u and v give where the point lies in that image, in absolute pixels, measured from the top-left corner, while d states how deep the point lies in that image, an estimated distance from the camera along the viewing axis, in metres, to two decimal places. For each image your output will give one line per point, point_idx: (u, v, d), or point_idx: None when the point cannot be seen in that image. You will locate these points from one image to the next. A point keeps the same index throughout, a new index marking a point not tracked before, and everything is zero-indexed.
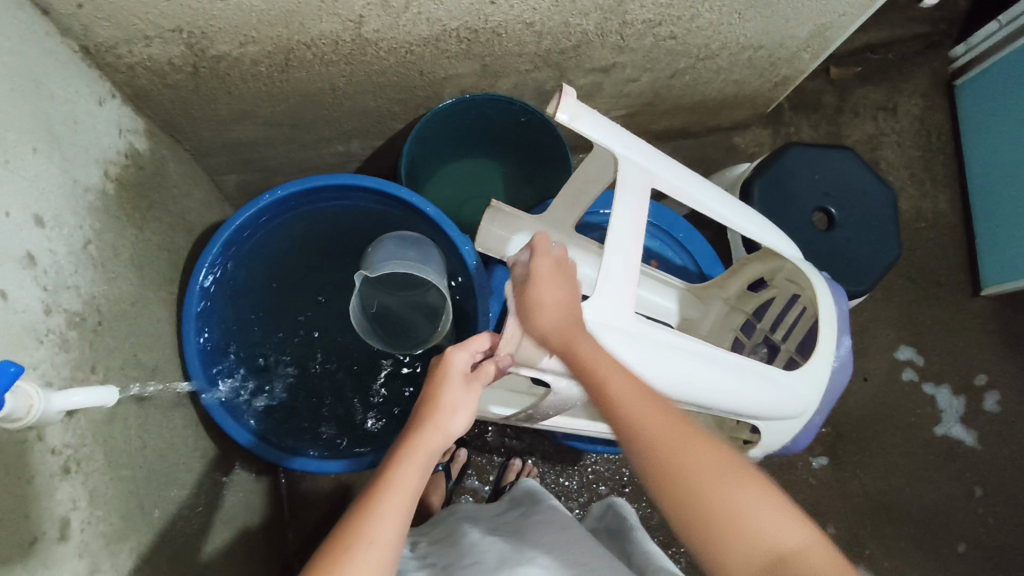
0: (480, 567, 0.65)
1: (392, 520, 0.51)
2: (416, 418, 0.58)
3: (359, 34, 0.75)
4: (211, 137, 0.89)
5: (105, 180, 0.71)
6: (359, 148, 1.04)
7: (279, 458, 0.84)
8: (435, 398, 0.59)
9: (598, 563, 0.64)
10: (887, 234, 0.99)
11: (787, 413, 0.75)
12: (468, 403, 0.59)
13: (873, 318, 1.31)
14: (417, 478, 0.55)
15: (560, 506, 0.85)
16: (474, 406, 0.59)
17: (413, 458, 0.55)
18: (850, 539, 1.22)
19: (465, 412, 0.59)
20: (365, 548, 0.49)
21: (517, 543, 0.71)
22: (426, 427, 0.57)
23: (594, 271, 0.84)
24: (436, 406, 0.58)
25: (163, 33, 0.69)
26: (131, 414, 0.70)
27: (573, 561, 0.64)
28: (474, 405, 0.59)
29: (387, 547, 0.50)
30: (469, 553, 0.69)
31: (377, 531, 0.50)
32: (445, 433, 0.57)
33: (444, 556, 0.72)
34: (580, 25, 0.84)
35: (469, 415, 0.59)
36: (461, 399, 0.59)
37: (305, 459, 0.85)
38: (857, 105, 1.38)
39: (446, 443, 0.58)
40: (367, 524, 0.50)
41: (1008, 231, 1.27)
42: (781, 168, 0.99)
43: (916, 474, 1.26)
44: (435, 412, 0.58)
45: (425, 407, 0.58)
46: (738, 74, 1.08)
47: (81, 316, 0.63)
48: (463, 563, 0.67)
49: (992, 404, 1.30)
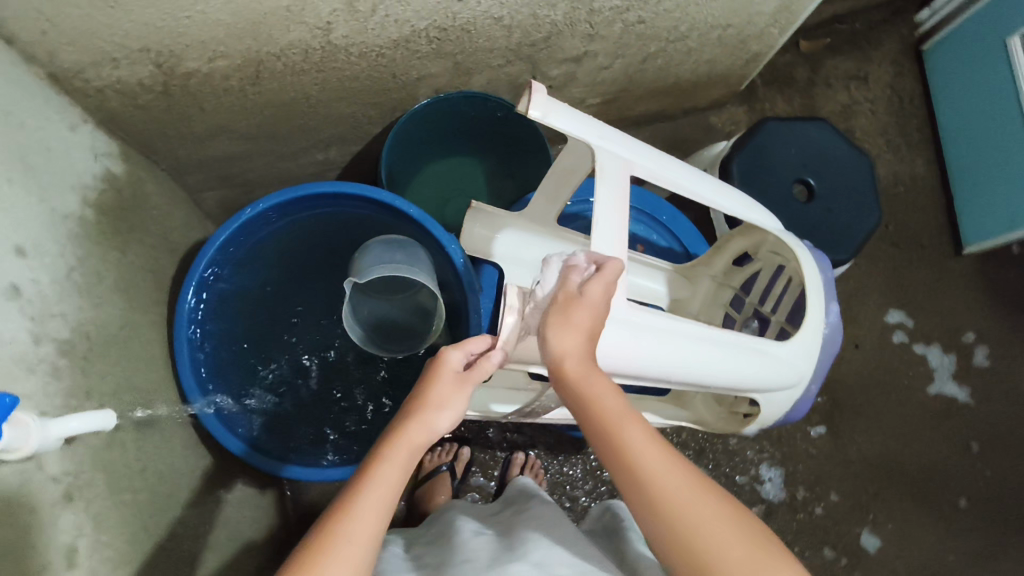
0: (471, 565, 0.65)
1: (371, 519, 0.51)
2: (405, 411, 0.56)
3: (328, 41, 0.75)
4: (187, 155, 0.89)
5: (84, 206, 0.70)
6: (338, 155, 1.04)
7: (276, 467, 0.84)
8: (424, 394, 0.57)
9: (586, 563, 0.65)
10: (866, 201, 1.01)
11: (783, 383, 0.75)
12: (458, 404, 0.57)
13: (860, 285, 1.32)
14: (398, 474, 0.54)
15: (551, 502, 0.86)
16: (461, 407, 0.57)
17: (396, 455, 0.54)
18: (853, 504, 1.24)
19: (453, 411, 0.57)
20: (339, 549, 0.49)
21: (508, 540, 0.72)
22: (413, 423, 0.55)
23: None
24: (424, 402, 0.56)
25: (130, 54, 0.68)
26: (129, 438, 0.70)
27: (562, 560, 0.64)
28: (462, 403, 0.58)
29: (363, 547, 0.50)
30: (460, 551, 0.70)
31: (352, 532, 0.50)
32: (431, 429, 0.56)
33: (436, 554, 0.73)
34: (549, 16, 0.84)
35: (457, 415, 0.57)
36: (448, 398, 0.57)
37: (301, 468, 0.85)
38: (828, 76, 1.40)
39: (431, 437, 0.56)
40: (342, 523, 0.50)
41: (984, 189, 1.29)
42: (757, 145, 1.00)
43: (914, 434, 1.28)
44: (421, 409, 0.56)
45: (414, 400, 0.57)
46: (709, 53, 1.09)
47: (70, 344, 0.62)
48: (454, 561, 0.68)
49: (983, 358, 1.32)
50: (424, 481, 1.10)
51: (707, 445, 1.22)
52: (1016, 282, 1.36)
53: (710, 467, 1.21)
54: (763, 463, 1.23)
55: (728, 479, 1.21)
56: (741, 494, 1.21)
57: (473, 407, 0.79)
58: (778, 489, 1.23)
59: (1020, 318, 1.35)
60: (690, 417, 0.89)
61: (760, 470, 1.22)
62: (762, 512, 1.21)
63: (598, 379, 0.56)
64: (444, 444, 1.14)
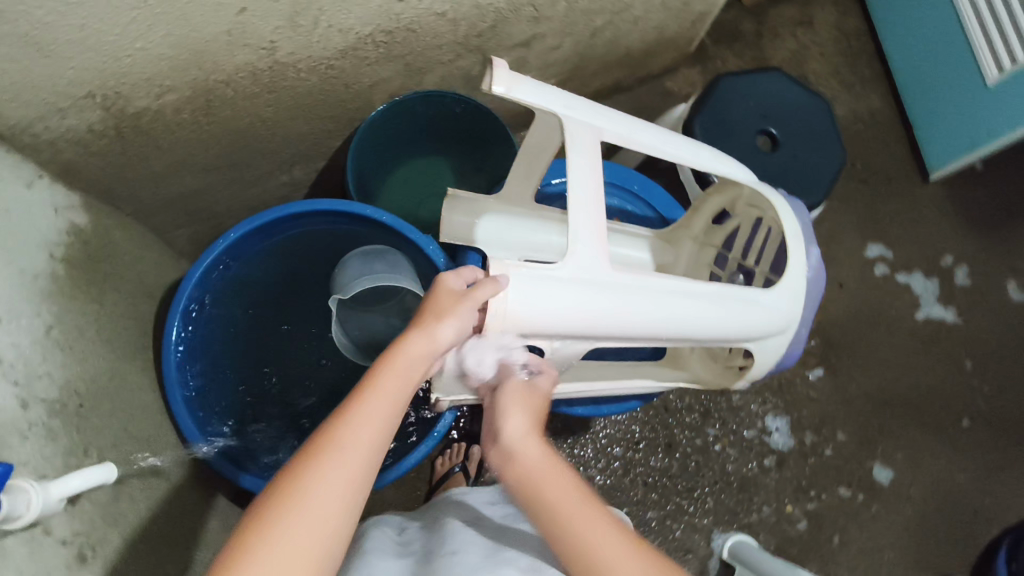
0: (460, 560, 0.65)
1: (370, 429, 0.50)
2: (406, 328, 0.57)
3: (275, 60, 0.74)
4: (150, 196, 0.87)
5: (53, 263, 0.68)
6: (303, 174, 1.03)
7: (232, 473, 0.79)
8: (426, 311, 0.58)
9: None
10: (829, 141, 1.02)
11: (773, 330, 0.76)
12: (462, 321, 0.57)
13: (835, 226, 1.34)
14: (396, 386, 0.53)
15: None
16: (463, 314, 0.57)
17: (396, 368, 0.54)
18: (860, 441, 1.26)
19: (456, 322, 0.57)
20: (338, 453, 0.48)
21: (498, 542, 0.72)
22: (415, 332, 0.56)
23: (562, 239, 0.85)
24: (427, 315, 0.57)
25: (76, 102, 0.66)
26: (135, 489, 0.69)
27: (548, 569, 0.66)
28: (468, 319, 0.57)
29: (360, 457, 0.48)
30: (450, 543, 0.70)
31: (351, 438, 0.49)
32: (432, 342, 0.56)
33: (429, 545, 0.73)
34: (491, 4, 0.84)
35: (460, 325, 0.57)
36: (449, 307, 0.57)
37: (255, 477, 0.79)
38: (774, 26, 1.41)
39: (432, 354, 0.56)
40: (342, 428, 0.49)
41: (940, 114, 1.32)
42: (716, 102, 1.00)
43: (909, 362, 1.30)
44: (424, 320, 0.57)
45: (416, 320, 0.58)
46: (655, 19, 1.10)
47: (61, 403, 0.61)
48: (442, 552, 0.68)
49: (963, 278, 1.35)
50: (438, 486, 1.09)
51: (711, 406, 1.23)
52: (984, 200, 1.39)
53: (718, 426, 1.23)
54: (768, 414, 1.25)
55: (737, 435, 1.23)
56: (751, 447, 1.23)
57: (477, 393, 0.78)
58: (785, 437, 1.24)
59: (993, 234, 1.37)
60: (689, 378, 0.89)
61: (765, 421, 1.24)
62: (774, 462, 1.23)
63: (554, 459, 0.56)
64: (454, 446, 1.14)
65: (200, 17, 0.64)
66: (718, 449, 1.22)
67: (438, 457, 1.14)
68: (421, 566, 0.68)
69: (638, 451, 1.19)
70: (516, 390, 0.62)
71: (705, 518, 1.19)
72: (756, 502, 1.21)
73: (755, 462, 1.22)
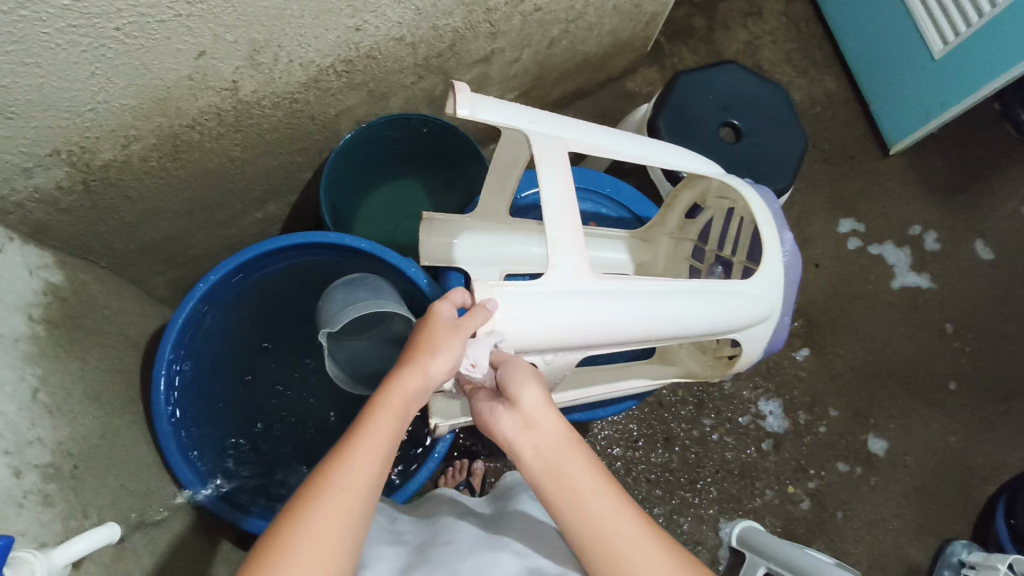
0: (453, 546, 0.66)
1: (367, 464, 0.50)
2: (400, 360, 0.56)
3: (238, 100, 0.75)
4: (124, 247, 0.86)
5: (33, 324, 0.67)
6: (277, 210, 1.03)
7: (235, 518, 0.79)
8: (420, 340, 0.57)
9: (568, 557, 0.67)
10: (790, 127, 1.04)
11: (757, 317, 0.77)
12: (455, 350, 0.56)
13: (804, 207, 1.37)
14: (393, 422, 0.53)
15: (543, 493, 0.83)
16: (457, 349, 0.56)
17: (390, 402, 0.54)
18: (853, 414, 1.28)
19: (449, 355, 0.56)
20: (336, 492, 0.48)
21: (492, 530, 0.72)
22: (407, 367, 0.55)
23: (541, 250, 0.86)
24: (420, 347, 0.56)
25: (41, 161, 0.66)
26: (138, 544, 0.67)
27: (545, 553, 0.66)
28: (461, 350, 0.57)
29: (359, 494, 0.49)
30: (444, 533, 0.71)
31: (349, 476, 0.49)
32: (426, 375, 0.55)
33: (424, 536, 0.72)
34: (448, 24, 0.85)
35: (454, 358, 0.56)
36: (443, 340, 0.56)
37: (260, 520, 0.80)
38: (725, 19, 1.44)
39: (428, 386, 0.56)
40: (338, 469, 0.49)
41: (892, 91, 1.36)
42: (677, 99, 1.02)
43: (890, 333, 1.33)
44: (417, 352, 0.56)
45: (410, 348, 0.57)
46: (609, 24, 1.12)
47: (54, 466, 0.60)
48: (436, 542, 0.69)
49: (933, 243, 1.39)
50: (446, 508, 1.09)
51: (705, 396, 1.24)
52: (945, 167, 1.43)
53: (713, 416, 1.24)
54: (761, 398, 1.26)
55: (732, 423, 1.24)
56: (748, 434, 1.24)
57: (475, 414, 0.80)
58: (780, 419, 1.26)
59: (957, 198, 1.41)
60: (680, 371, 0.91)
61: (759, 405, 1.26)
62: (772, 445, 1.24)
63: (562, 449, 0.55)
64: (455, 463, 1.13)
65: (160, 65, 0.64)
66: (716, 439, 1.23)
67: (441, 476, 1.14)
68: (417, 553, 0.67)
69: (638, 449, 1.20)
70: (522, 371, 0.57)
71: (710, 507, 1.20)
72: (758, 486, 1.22)
73: (753, 447, 1.23)
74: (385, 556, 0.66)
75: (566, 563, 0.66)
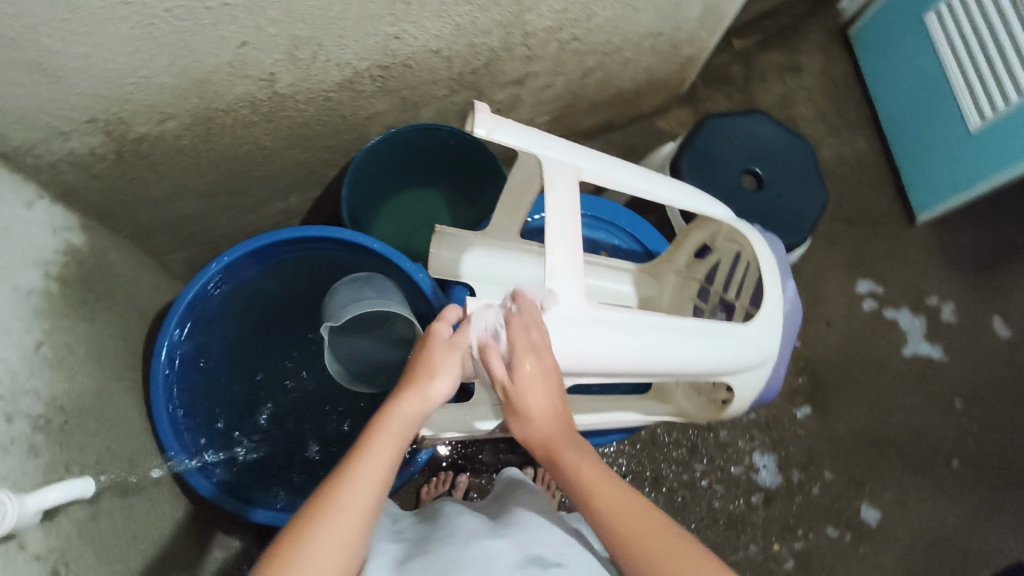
0: (456, 537, 0.68)
1: (368, 485, 0.51)
2: (400, 384, 0.58)
3: (274, 92, 0.77)
4: (147, 219, 0.89)
5: (47, 280, 0.70)
6: (298, 202, 1.05)
7: (241, 510, 0.79)
8: (420, 364, 0.59)
9: (568, 549, 0.70)
10: (812, 182, 1.04)
11: (752, 364, 0.77)
12: (452, 374, 0.59)
13: (822, 265, 1.36)
14: (394, 444, 0.54)
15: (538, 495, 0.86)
16: (456, 370, 0.59)
17: (389, 425, 0.55)
18: (848, 479, 1.26)
19: (448, 377, 0.58)
20: (338, 514, 0.48)
21: (492, 522, 0.75)
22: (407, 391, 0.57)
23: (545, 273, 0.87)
24: (419, 371, 0.58)
25: (79, 126, 0.69)
26: (115, 507, 0.68)
27: (547, 544, 0.69)
28: (458, 370, 0.59)
29: (360, 514, 0.49)
30: (445, 527, 0.72)
31: (349, 498, 0.49)
32: (425, 399, 0.57)
33: (425, 532, 0.74)
34: (485, 43, 0.87)
35: (452, 380, 0.59)
36: (443, 363, 0.58)
37: (267, 511, 0.80)
38: (763, 70, 1.46)
39: (427, 408, 0.57)
40: (339, 490, 0.49)
41: (924, 160, 1.35)
42: (702, 142, 1.03)
43: (896, 402, 1.31)
44: (416, 375, 0.58)
45: (410, 373, 0.59)
46: (645, 62, 1.14)
47: (45, 419, 0.62)
48: (438, 535, 0.71)
49: (950, 315, 1.37)
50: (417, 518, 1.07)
51: (699, 441, 1.23)
52: (970, 241, 1.41)
53: (705, 462, 1.23)
54: (756, 451, 1.25)
55: (723, 471, 1.23)
56: (738, 485, 1.22)
57: (461, 428, 0.82)
58: (774, 475, 1.24)
59: (978, 274, 1.39)
60: (673, 412, 0.89)
61: (753, 458, 1.24)
62: (761, 500, 1.22)
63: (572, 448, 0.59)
64: (439, 475, 1.13)
65: (203, 49, 0.67)
66: (705, 485, 1.21)
67: (423, 485, 1.13)
68: (419, 546, 0.69)
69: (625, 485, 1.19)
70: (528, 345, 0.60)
71: None
72: (742, 540, 1.20)
73: (742, 499, 1.21)
74: (390, 547, 0.68)
75: (566, 552, 0.69)
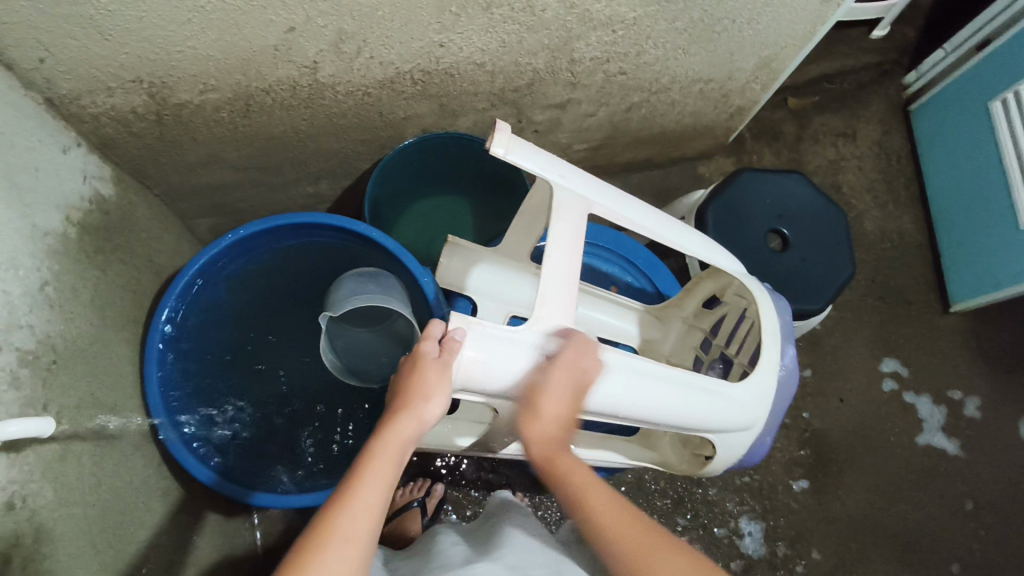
0: (446, 567, 0.70)
1: (368, 512, 0.53)
2: (392, 409, 0.60)
3: (315, 79, 0.79)
4: (178, 181, 0.93)
5: (67, 224, 0.73)
6: (328, 189, 1.07)
7: (240, 494, 0.82)
8: (411, 387, 0.60)
9: (560, 570, 0.69)
10: (840, 251, 1.02)
11: (736, 426, 0.76)
12: (444, 393, 0.60)
13: (845, 338, 1.32)
14: (390, 468, 0.56)
15: (528, 516, 0.86)
16: (448, 390, 0.60)
17: (387, 451, 0.57)
18: (836, 563, 1.20)
19: (441, 397, 0.60)
20: (340, 543, 0.50)
21: (483, 546, 0.76)
22: (401, 416, 0.59)
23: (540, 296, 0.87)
24: (410, 395, 0.60)
25: (124, 84, 0.72)
26: (86, 452, 0.69)
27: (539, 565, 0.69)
28: (450, 390, 0.60)
29: (363, 540, 0.51)
30: (438, 557, 0.75)
31: (351, 526, 0.51)
32: (419, 421, 0.59)
33: (417, 563, 0.77)
34: (530, 64, 0.88)
35: (445, 399, 0.60)
36: (436, 385, 0.59)
37: (267, 494, 0.83)
38: (816, 132, 1.43)
39: (420, 431, 0.60)
40: (339, 519, 0.51)
41: (968, 249, 1.30)
42: (733, 193, 1.02)
43: (901, 493, 1.25)
44: (408, 399, 0.59)
45: (401, 397, 0.60)
46: (692, 106, 1.13)
47: (34, 355, 0.64)
48: (430, 566, 0.73)
49: (973, 410, 1.30)
50: (393, 518, 1.08)
51: (686, 494, 1.20)
52: (1008, 341, 1.35)
53: (689, 517, 1.19)
54: (743, 516, 1.20)
55: (706, 531, 1.19)
56: (719, 547, 1.18)
57: (438, 441, 0.82)
58: (758, 543, 1.20)
59: (1010, 374, 1.33)
60: (656, 459, 0.88)
61: (739, 523, 1.20)
62: (741, 567, 1.18)
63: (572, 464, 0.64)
64: (418, 480, 1.13)
65: (252, 30, 0.69)
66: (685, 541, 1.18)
67: (399, 489, 1.13)
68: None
69: None
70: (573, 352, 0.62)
71: None
72: None
73: (720, 562, 1.17)
74: None
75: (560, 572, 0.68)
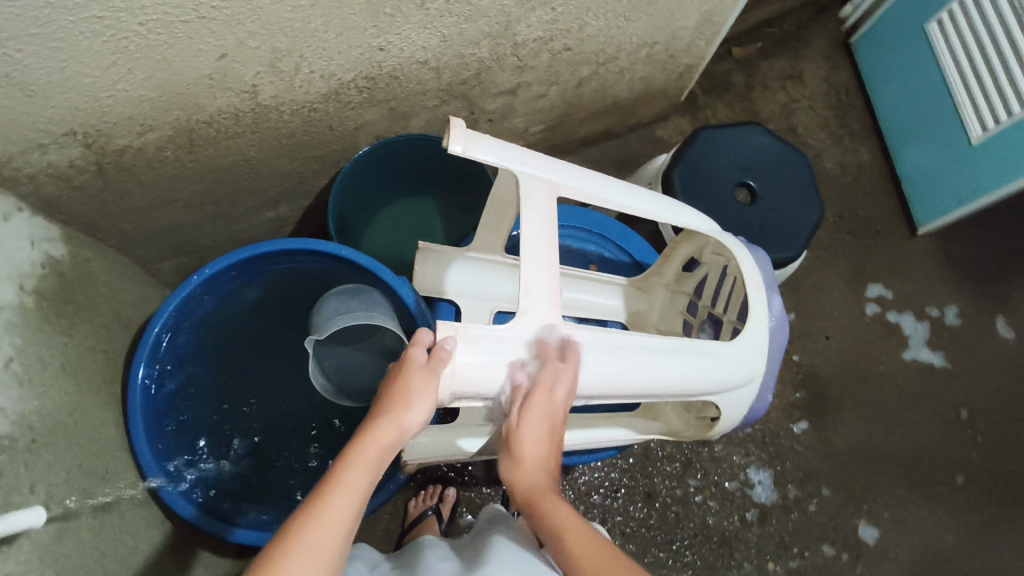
0: None
1: (338, 520, 0.49)
2: (375, 410, 0.58)
3: (257, 103, 0.76)
4: (132, 229, 0.89)
5: (23, 295, 0.69)
6: (288, 212, 1.05)
7: (220, 531, 0.79)
8: (393, 391, 0.58)
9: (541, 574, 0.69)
10: (807, 194, 1.03)
11: (736, 383, 0.76)
12: (429, 402, 0.58)
13: (823, 275, 1.34)
14: (366, 476, 0.53)
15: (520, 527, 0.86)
16: (432, 397, 0.58)
17: (363, 457, 0.54)
18: (845, 497, 1.23)
19: (423, 405, 0.58)
20: (307, 554, 0.47)
21: (469, 562, 0.75)
22: (381, 418, 0.57)
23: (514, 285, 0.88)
24: (393, 400, 0.58)
25: (57, 138, 0.68)
26: (83, 525, 0.67)
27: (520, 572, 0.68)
28: (433, 399, 0.58)
29: (330, 550, 0.48)
30: None
31: (318, 533, 0.48)
32: (399, 427, 0.56)
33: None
34: (474, 54, 0.86)
35: (427, 407, 0.58)
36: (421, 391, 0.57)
37: (247, 531, 0.80)
38: (765, 78, 1.44)
39: (400, 438, 0.57)
40: (309, 524, 0.48)
41: (923, 171, 1.33)
42: (695, 153, 1.02)
43: (897, 415, 1.28)
44: (392, 403, 0.57)
45: (382, 404, 0.58)
46: (641, 71, 1.12)
47: (10, 439, 0.61)
48: None
49: (953, 318, 1.34)
50: (410, 531, 1.06)
51: (693, 455, 1.21)
52: (975, 253, 1.38)
53: (699, 477, 1.20)
54: (751, 466, 1.22)
55: (718, 487, 1.20)
56: (733, 502, 1.20)
57: (444, 449, 0.81)
58: (769, 491, 1.21)
59: (983, 282, 1.37)
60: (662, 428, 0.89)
61: (748, 473, 1.21)
62: (757, 516, 1.20)
63: (556, 496, 0.61)
64: (428, 487, 1.11)
65: (182, 62, 0.66)
66: (699, 500, 1.19)
67: (411, 498, 1.11)
68: None
69: (618, 499, 1.17)
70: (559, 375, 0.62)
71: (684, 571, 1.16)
72: (737, 558, 1.17)
73: (736, 515, 1.19)
74: None
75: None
